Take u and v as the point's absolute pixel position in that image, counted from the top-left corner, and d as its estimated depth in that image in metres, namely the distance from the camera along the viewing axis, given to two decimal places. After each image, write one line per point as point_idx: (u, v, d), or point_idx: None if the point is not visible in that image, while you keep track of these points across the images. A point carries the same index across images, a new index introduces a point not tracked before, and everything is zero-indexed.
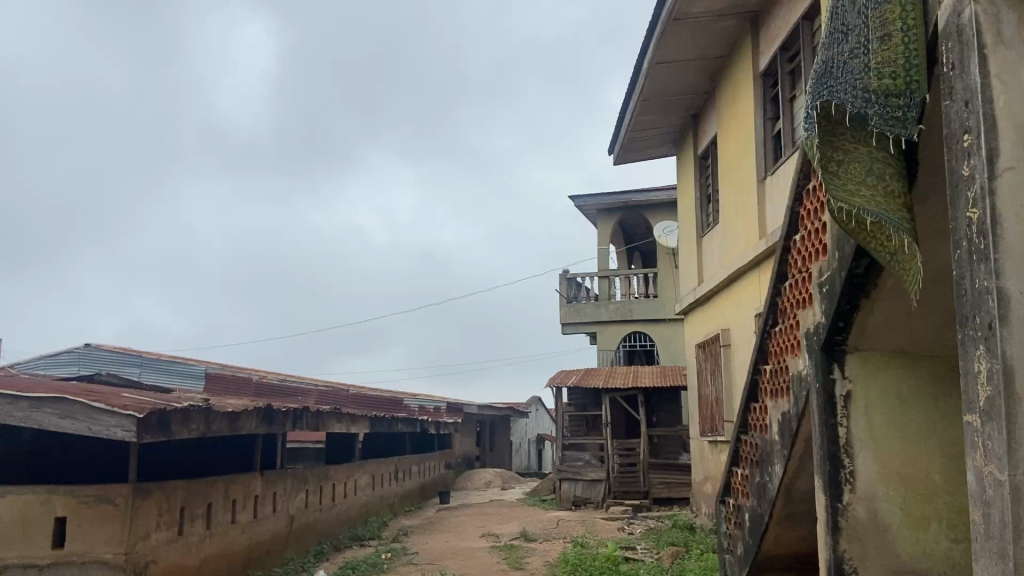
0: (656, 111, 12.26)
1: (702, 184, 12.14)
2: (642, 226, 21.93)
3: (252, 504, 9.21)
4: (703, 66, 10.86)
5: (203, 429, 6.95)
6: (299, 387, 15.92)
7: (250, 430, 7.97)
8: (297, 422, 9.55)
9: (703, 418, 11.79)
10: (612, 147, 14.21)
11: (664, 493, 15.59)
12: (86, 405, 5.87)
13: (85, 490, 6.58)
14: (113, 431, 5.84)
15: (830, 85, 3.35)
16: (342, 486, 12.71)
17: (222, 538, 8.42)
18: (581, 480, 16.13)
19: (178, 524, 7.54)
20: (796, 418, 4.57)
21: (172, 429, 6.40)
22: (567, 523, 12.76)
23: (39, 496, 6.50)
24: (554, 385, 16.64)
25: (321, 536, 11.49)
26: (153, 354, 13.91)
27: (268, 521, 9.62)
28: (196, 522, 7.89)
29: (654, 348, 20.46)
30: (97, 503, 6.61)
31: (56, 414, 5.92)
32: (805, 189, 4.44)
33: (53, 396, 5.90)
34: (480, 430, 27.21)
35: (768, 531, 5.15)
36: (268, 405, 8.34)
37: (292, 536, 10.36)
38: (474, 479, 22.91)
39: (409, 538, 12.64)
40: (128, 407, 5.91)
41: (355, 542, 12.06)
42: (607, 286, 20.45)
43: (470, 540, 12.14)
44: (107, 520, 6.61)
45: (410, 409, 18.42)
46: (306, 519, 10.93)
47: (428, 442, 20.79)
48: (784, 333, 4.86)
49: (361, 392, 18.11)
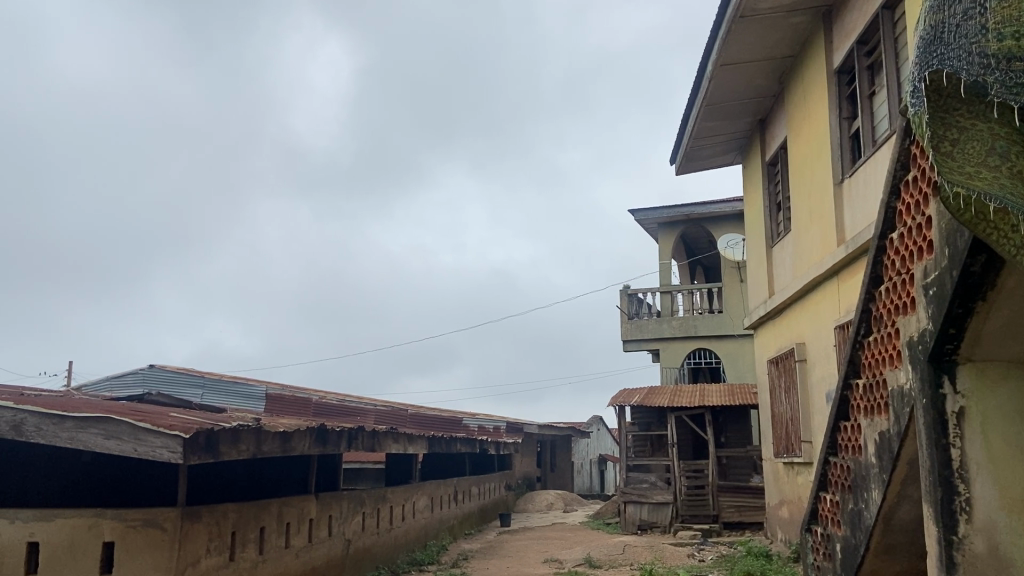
0: (721, 116, 11.79)
1: (770, 192, 11.61)
2: (703, 238, 21.29)
3: (306, 528, 9.00)
4: (770, 67, 10.38)
5: (254, 450, 6.72)
6: (358, 406, 15.75)
7: (303, 451, 7.74)
8: (351, 443, 9.23)
9: (777, 438, 11.18)
10: (673, 156, 13.73)
11: (735, 517, 14.98)
12: (132, 425, 5.70)
13: (133, 513, 6.40)
14: (159, 452, 5.66)
15: (940, 53, 2.88)
16: (400, 508, 12.43)
17: (277, 562, 8.21)
18: (646, 503, 15.58)
19: (230, 549, 7.35)
20: (898, 438, 4.06)
21: (220, 450, 6.16)
22: (634, 548, 12.23)
23: (86, 520, 6.32)
24: (617, 404, 16.07)
25: (379, 560, 11.22)
26: (215, 374, 14.00)
27: (324, 545, 9.38)
28: (249, 546, 7.68)
29: (719, 365, 19.76)
30: (145, 528, 6.46)
31: (101, 435, 5.75)
32: (903, 181, 3.97)
33: (97, 417, 5.73)
34: (540, 450, 26.85)
35: (864, 564, 4.61)
36: (322, 425, 8.09)
37: (349, 560, 10.10)
38: (535, 501, 22.47)
39: (469, 564, 12.24)
40: (175, 427, 5.72)
41: (413, 567, 11.77)
42: (670, 302, 19.84)
43: (532, 565, 11.74)
44: (155, 546, 6.44)
45: (469, 429, 18.07)
46: (364, 543, 10.67)
47: (488, 462, 20.49)
48: (879, 344, 4.38)
49: (420, 411, 17.98)
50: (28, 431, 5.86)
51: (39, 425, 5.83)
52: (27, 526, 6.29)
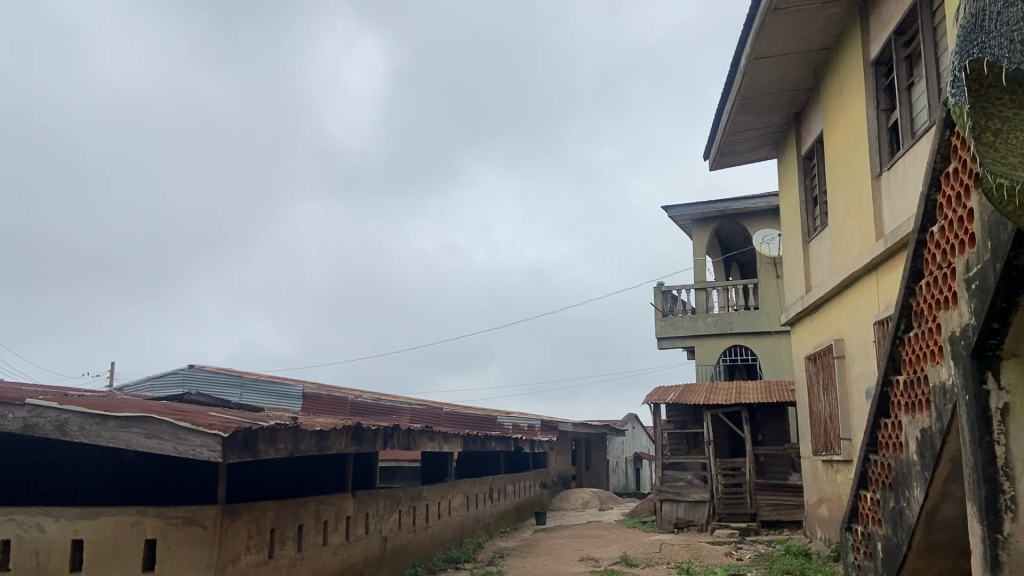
0: (755, 110, 11.66)
1: (806, 187, 11.44)
2: (739, 234, 21.08)
3: (344, 526, 9.09)
4: (805, 59, 10.24)
5: (291, 448, 6.81)
6: (393, 405, 15.88)
7: (339, 449, 7.82)
8: (387, 441, 9.30)
9: (816, 436, 11.03)
10: (706, 151, 13.60)
11: (773, 516, 14.75)
12: (172, 425, 5.80)
13: (174, 511, 6.54)
14: (199, 451, 5.75)
15: (981, 41, 2.81)
16: (436, 506, 12.50)
17: (314, 560, 8.29)
18: (683, 501, 15.52)
19: (269, 547, 7.45)
20: (940, 435, 3.98)
21: (258, 449, 6.25)
22: (671, 546, 12.16)
23: (129, 518, 6.45)
24: (652, 402, 15.98)
25: (415, 559, 11.27)
26: (252, 373, 14.17)
27: (361, 542, 9.47)
28: (288, 544, 7.79)
29: (756, 362, 19.56)
30: (186, 525, 6.56)
31: (143, 434, 5.86)
32: (943, 172, 3.88)
33: (139, 416, 5.85)
34: (575, 448, 26.81)
35: (906, 563, 4.52)
36: (358, 424, 8.16)
37: (386, 558, 10.19)
38: (571, 499, 22.45)
39: (505, 562, 12.27)
40: (214, 426, 5.80)
41: (450, 564, 11.83)
42: (705, 299, 19.69)
43: (568, 564, 11.73)
44: (197, 543, 6.59)
45: (504, 427, 18.11)
46: (400, 541, 10.75)
47: (523, 460, 20.50)
48: (920, 339, 4.30)
49: (454, 410, 18.03)
50: (73, 430, 5.99)
51: (82, 425, 5.96)
52: (71, 524, 6.40)
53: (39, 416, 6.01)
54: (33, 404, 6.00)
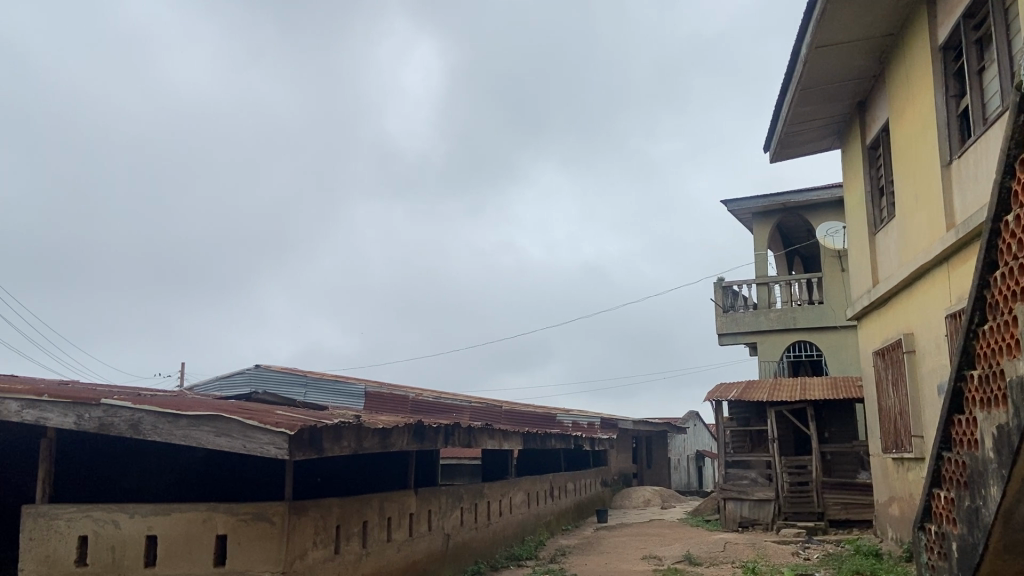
0: (817, 100, 11.40)
1: (872, 177, 11.14)
2: (802, 227, 20.63)
3: (407, 522, 9.20)
4: (870, 46, 9.97)
5: (355, 446, 6.92)
6: (454, 403, 16.02)
7: (402, 446, 7.92)
8: (448, 439, 9.38)
9: (886, 433, 10.73)
10: (767, 143, 13.36)
11: (842, 515, 14.44)
12: (241, 423, 5.95)
13: (243, 508, 6.70)
14: (267, 448, 5.89)
15: None
16: (497, 503, 12.56)
17: (379, 556, 8.40)
18: (747, 499, 15.27)
19: (335, 542, 7.59)
20: (1018, 432, 3.83)
21: (323, 446, 6.37)
22: (735, 545, 11.98)
23: (201, 514, 6.66)
24: (714, 399, 15.76)
25: (478, 556, 11.35)
26: (316, 373, 14.46)
27: (424, 539, 9.57)
28: (353, 540, 7.91)
29: (821, 357, 19.11)
30: (255, 521, 6.72)
31: (213, 432, 6.04)
32: (1018, 159, 3.73)
33: (209, 415, 6.02)
34: (636, 445, 26.64)
35: (984, 564, 4.37)
36: (419, 422, 8.25)
37: (449, 554, 10.28)
38: (632, 497, 22.30)
39: (568, 559, 12.25)
40: (281, 424, 5.94)
41: (512, 562, 11.87)
42: (767, 294, 19.33)
43: (631, 562, 11.65)
44: (266, 538, 6.68)
45: (564, 425, 18.10)
46: (463, 537, 10.84)
47: (584, 458, 20.46)
48: (995, 333, 4.15)
49: (514, 408, 18.08)
50: (146, 429, 6.21)
51: (155, 424, 6.16)
52: (146, 520, 6.64)
53: (114, 415, 6.24)
54: (108, 404, 6.23)
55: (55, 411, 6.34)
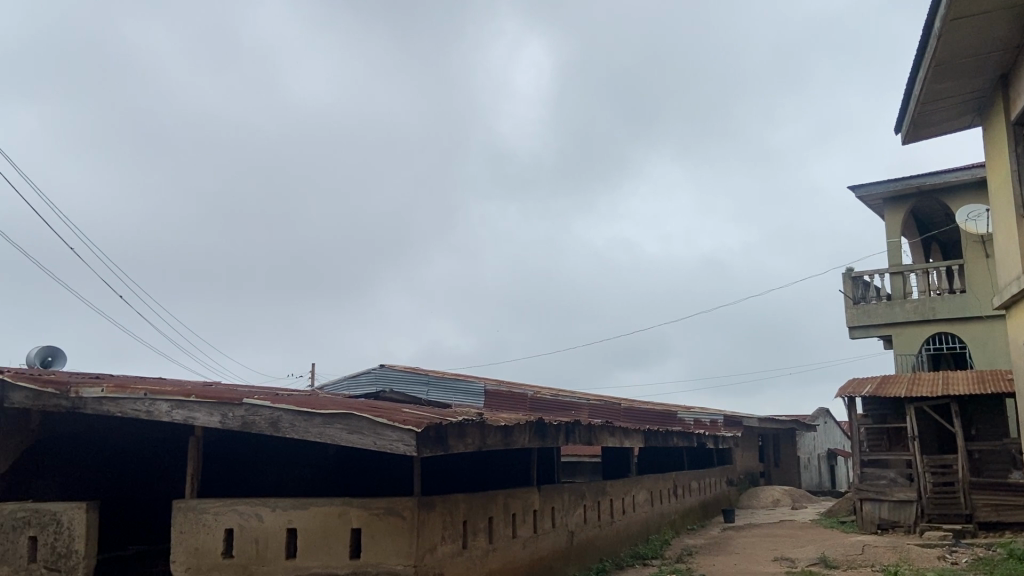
0: (953, 76, 10.68)
1: (1019, 155, 10.32)
2: (939, 213, 19.41)
3: (531, 519, 9.24)
4: (1014, 14, 9.25)
5: (479, 443, 7.00)
6: (573, 401, 16.01)
7: (524, 444, 7.96)
8: (569, 436, 9.35)
9: None
10: (899, 124, 12.62)
11: (993, 518, 13.49)
12: (371, 420, 6.13)
13: (375, 503, 6.91)
14: (396, 445, 6.04)
15: None
16: (621, 501, 12.43)
17: (505, 552, 8.48)
18: (886, 500, 14.49)
19: (463, 538, 7.70)
20: None
21: (449, 443, 6.48)
22: (874, 548, 11.39)
23: (336, 508, 6.91)
24: (846, 395, 15.06)
25: (603, 554, 11.28)
26: (438, 372, 14.79)
27: (549, 536, 9.59)
28: (479, 536, 8.01)
29: (964, 350, 17.91)
30: (387, 516, 6.90)
31: (345, 430, 6.25)
32: None
33: (341, 413, 6.24)
34: (763, 444, 25.83)
35: None
36: (541, 419, 8.27)
37: (574, 552, 10.26)
38: (760, 497, 21.62)
39: (695, 559, 11.99)
40: (408, 421, 6.08)
41: (638, 561, 11.72)
42: (902, 284, 18.31)
43: (762, 563, 11.28)
44: (397, 533, 6.85)
45: (686, 422, 17.76)
46: (587, 535, 10.80)
47: (708, 456, 20.01)
48: None
49: (635, 405, 17.89)
50: (284, 427, 6.49)
51: (292, 422, 6.44)
52: (286, 514, 6.96)
53: (255, 414, 6.57)
54: (249, 403, 6.56)
55: (202, 411, 6.74)
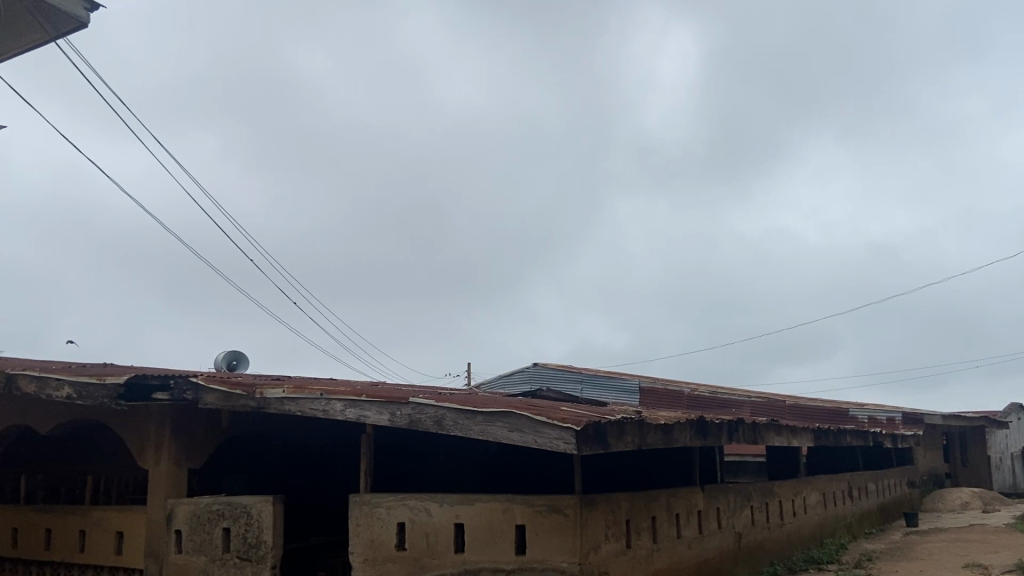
0: None
1: None
2: None
3: (696, 519, 9.04)
4: None
5: (639, 441, 6.93)
6: (734, 398, 15.54)
7: (685, 442, 7.80)
8: (732, 435, 9.08)
9: None
10: None
11: None
12: (530, 418, 6.22)
13: (539, 500, 6.98)
14: (555, 443, 6.09)
15: None
16: (790, 503, 11.92)
17: (670, 552, 8.35)
18: None
19: (626, 537, 7.64)
20: None
21: (608, 441, 6.45)
22: None
23: (501, 505, 7.05)
24: None
25: (772, 557, 10.86)
26: (594, 370, 14.80)
27: (715, 537, 9.34)
28: (643, 535, 7.93)
29: None
30: (551, 513, 6.94)
31: (506, 428, 6.37)
32: None
33: (501, 411, 6.37)
34: (947, 442, 23.97)
35: None
36: (702, 417, 8.07)
37: (742, 554, 9.94)
38: (947, 500, 20.07)
39: (874, 565, 11.29)
40: (567, 419, 6.11)
41: (811, 565, 11.18)
42: None
43: (951, 571, 10.46)
44: (561, 530, 6.87)
45: (859, 420, 16.78)
46: (755, 537, 10.43)
47: (884, 456, 18.81)
48: None
49: (802, 402, 17.11)
50: (448, 424, 6.70)
51: (455, 420, 6.63)
52: (453, 509, 7.19)
53: (421, 412, 6.82)
54: (414, 402, 6.82)
55: (372, 409, 7.07)
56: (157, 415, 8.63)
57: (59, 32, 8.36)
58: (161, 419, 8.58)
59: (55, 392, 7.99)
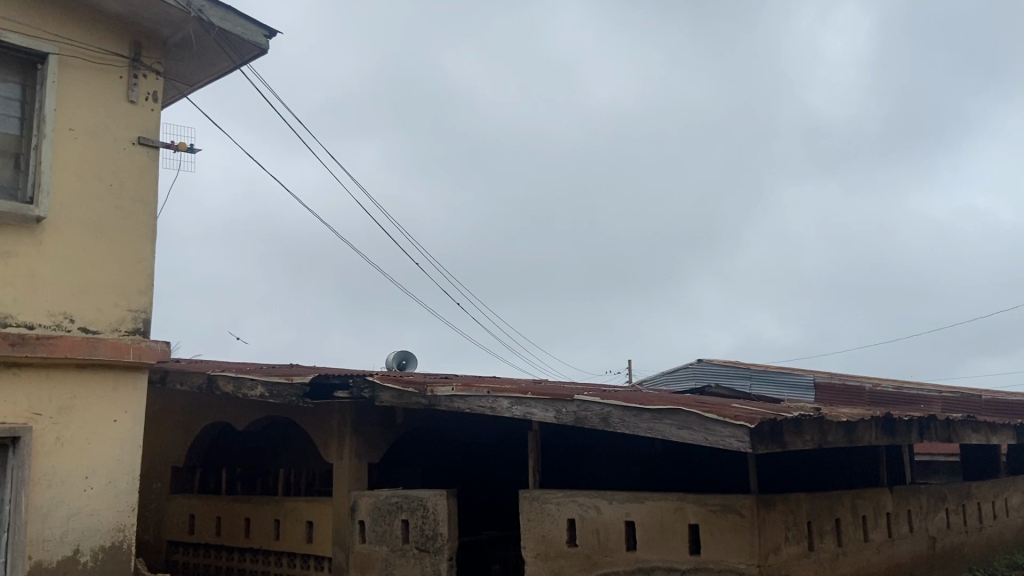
0: None
1: None
2: None
3: (884, 522, 8.51)
4: None
5: (819, 440, 6.60)
6: (920, 393, 14.50)
7: (870, 441, 7.35)
8: (923, 433, 8.46)
9: None
10: None
11: None
12: (700, 416, 6.08)
13: (712, 499, 6.80)
14: (728, 441, 5.92)
15: None
16: (991, 505, 10.96)
17: (856, 555, 7.90)
18: None
19: (808, 539, 7.30)
20: None
21: (785, 439, 6.19)
22: None
23: (673, 503, 6.95)
24: None
25: (972, 564, 10.03)
26: (763, 366, 14.29)
27: (906, 541, 8.75)
28: (826, 537, 7.55)
29: None
30: (726, 513, 6.71)
31: (676, 425, 6.27)
32: None
33: (670, 408, 6.27)
34: None
35: None
36: (887, 414, 7.58)
37: (937, 560, 9.25)
38: None
39: None
40: (739, 416, 5.91)
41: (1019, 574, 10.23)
42: None
43: None
44: (738, 531, 6.61)
45: None
46: (952, 542, 9.68)
47: None
48: None
49: (1000, 396, 15.69)
50: (615, 422, 6.67)
51: (623, 418, 6.59)
52: (624, 507, 7.16)
53: (587, 409, 6.83)
54: (581, 400, 6.85)
55: (538, 406, 7.15)
56: (338, 412, 9.17)
57: (244, 59, 8.12)
58: (342, 415, 9.11)
59: (250, 392, 8.67)
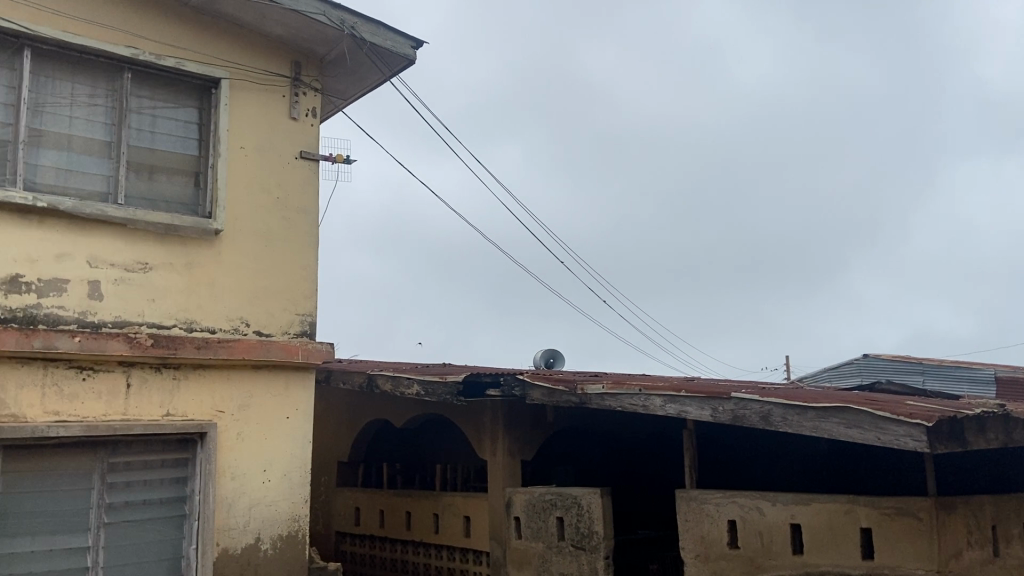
0: None
1: None
2: None
3: None
4: None
5: (1006, 438, 6.09)
6: None
7: None
8: None
9: None
10: None
11: None
12: (871, 414, 5.76)
13: (886, 501, 6.42)
14: (903, 441, 5.57)
15: None
16: None
17: None
18: None
19: (995, 545, 6.76)
20: None
21: (968, 439, 5.75)
22: None
23: (841, 506, 6.62)
24: None
25: None
26: None
27: None
28: (1016, 544, 6.96)
29: None
30: (901, 516, 6.31)
31: (843, 424, 5.96)
32: None
33: (836, 406, 5.98)
34: None
35: None
36: None
37: None
38: None
39: None
40: (915, 414, 5.55)
41: None
42: None
43: None
44: (915, 536, 6.21)
45: None
46: None
47: None
48: None
49: None
50: (776, 421, 6.43)
51: (784, 416, 6.34)
52: (788, 509, 6.90)
53: (745, 408, 6.63)
54: (739, 398, 6.65)
55: (694, 404, 7.01)
56: (491, 409, 9.37)
57: (393, 70, 8.40)
58: (495, 413, 9.29)
59: (407, 391, 9.01)
